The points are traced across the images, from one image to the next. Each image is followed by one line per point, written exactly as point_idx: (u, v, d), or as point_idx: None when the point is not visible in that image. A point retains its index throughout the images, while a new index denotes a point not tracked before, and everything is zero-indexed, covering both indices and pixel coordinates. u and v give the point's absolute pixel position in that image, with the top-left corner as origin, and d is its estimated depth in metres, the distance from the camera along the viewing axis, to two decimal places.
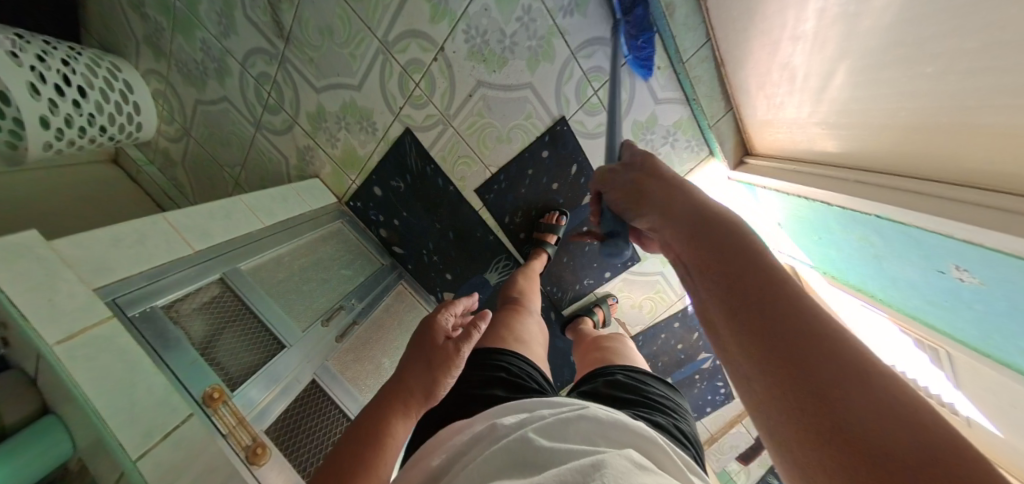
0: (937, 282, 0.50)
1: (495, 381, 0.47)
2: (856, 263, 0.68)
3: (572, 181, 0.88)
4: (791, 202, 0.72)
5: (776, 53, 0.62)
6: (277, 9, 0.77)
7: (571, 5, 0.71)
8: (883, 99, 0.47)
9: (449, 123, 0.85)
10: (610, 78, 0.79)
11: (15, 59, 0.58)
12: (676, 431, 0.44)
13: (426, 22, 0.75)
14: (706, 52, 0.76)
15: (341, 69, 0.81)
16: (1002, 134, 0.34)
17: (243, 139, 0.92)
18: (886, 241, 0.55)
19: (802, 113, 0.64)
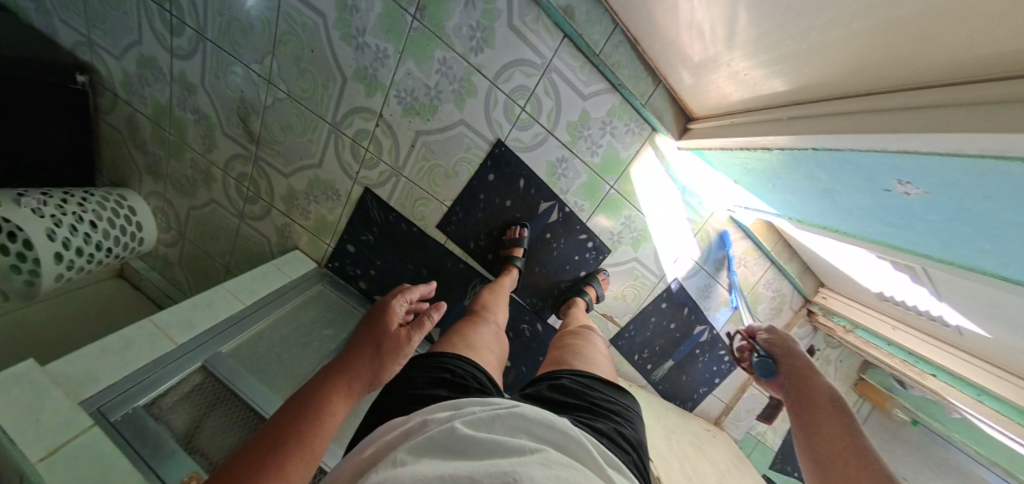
0: (888, 202, 0.49)
1: (438, 382, 0.46)
2: (808, 198, 0.66)
3: (524, 195, 0.92)
4: (741, 157, 0.73)
5: (679, 13, 0.65)
6: (247, 121, 0.93)
7: (479, 43, 0.82)
8: (795, 23, 0.47)
9: (401, 174, 0.94)
10: (534, 92, 0.86)
11: (37, 212, 0.72)
12: (616, 437, 0.44)
13: (363, 98, 0.88)
14: (618, 37, 0.81)
15: (303, 153, 0.94)
16: (908, 17, 0.33)
17: (229, 231, 1.04)
18: (832, 173, 0.55)
19: (727, 61, 0.66)
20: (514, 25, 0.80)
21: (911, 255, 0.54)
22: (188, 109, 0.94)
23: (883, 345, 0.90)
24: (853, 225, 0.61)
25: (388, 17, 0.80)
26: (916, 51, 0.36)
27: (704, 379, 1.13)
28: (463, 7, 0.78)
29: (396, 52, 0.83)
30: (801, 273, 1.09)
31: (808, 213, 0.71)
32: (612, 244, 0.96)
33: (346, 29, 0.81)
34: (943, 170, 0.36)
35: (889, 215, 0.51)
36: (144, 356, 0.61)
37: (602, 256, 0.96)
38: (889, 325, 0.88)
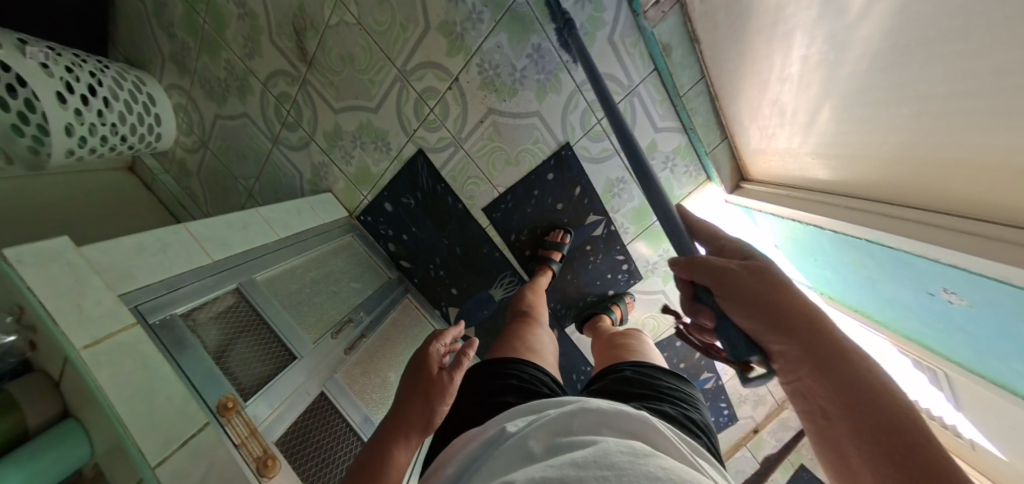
0: (931, 303, 0.53)
1: (507, 389, 0.52)
2: (850, 280, 0.72)
3: (576, 202, 0.93)
4: (788, 226, 0.77)
5: (766, 90, 0.70)
6: (302, 36, 0.82)
7: (578, 45, 0.79)
8: (869, 134, 0.53)
9: (461, 146, 0.90)
10: None
11: (47, 70, 0.61)
12: (686, 421, 0.50)
13: (443, 56, 0.81)
14: (701, 87, 0.84)
15: (360, 92, 0.86)
16: (974, 167, 0.40)
17: (259, 153, 0.95)
18: (879, 263, 0.58)
19: (793, 143, 0.72)
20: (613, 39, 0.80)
21: (950, 357, 0.60)
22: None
23: None
24: (889, 314, 0.68)
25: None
26: (981, 198, 0.42)
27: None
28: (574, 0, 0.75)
29: (491, 17, 0.76)
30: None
31: (842, 290, 0.78)
32: (645, 271, 1.01)
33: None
34: (993, 293, 0.40)
35: (933, 322, 0.57)
36: (178, 265, 0.57)
37: (634, 280, 1.02)
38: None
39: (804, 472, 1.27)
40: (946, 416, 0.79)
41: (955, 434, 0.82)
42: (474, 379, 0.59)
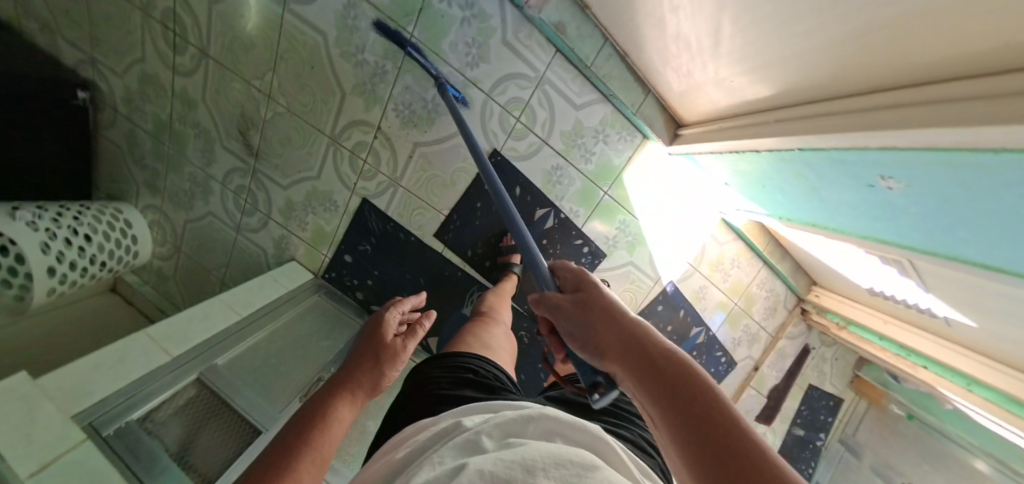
0: (872, 197, 0.50)
1: (465, 382, 0.49)
2: (798, 200, 0.69)
3: (520, 200, 0.93)
4: (729, 160, 0.75)
5: (665, 26, 0.68)
6: (246, 134, 0.94)
7: (475, 59, 0.85)
8: (772, 35, 0.49)
9: (398, 184, 0.95)
10: (528, 103, 0.89)
11: (33, 225, 0.72)
12: (641, 442, 0.51)
13: (363, 111, 0.90)
14: (608, 50, 0.84)
15: (302, 165, 0.95)
16: (882, 32, 0.35)
17: (226, 242, 1.04)
18: (817, 170, 0.55)
19: (711, 72, 0.68)
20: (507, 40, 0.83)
21: (890, 243, 0.56)
22: (189, 125, 0.95)
23: (877, 340, 0.98)
24: (840, 220, 0.63)
25: (388, 36, 0.82)
26: (905, 64, 0.37)
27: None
28: (461, 24, 0.81)
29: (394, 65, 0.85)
30: (793, 273, 1.11)
31: (798, 212, 0.72)
32: (607, 249, 0.99)
33: (344, 42, 0.83)
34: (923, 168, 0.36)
35: (873, 213, 0.53)
36: (136, 372, 0.58)
37: (597, 261, 0.99)
38: (883, 322, 0.94)
39: (813, 389, 1.24)
40: (919, 303, 0.74)
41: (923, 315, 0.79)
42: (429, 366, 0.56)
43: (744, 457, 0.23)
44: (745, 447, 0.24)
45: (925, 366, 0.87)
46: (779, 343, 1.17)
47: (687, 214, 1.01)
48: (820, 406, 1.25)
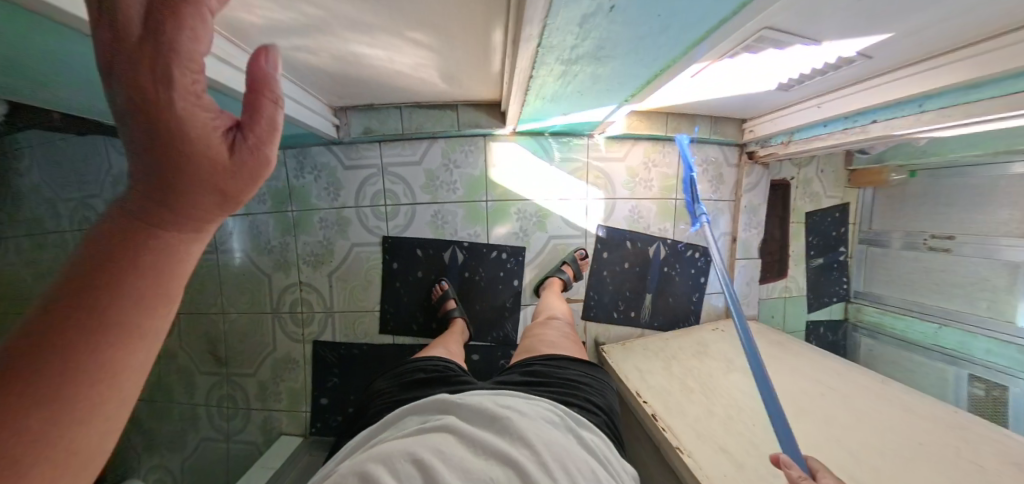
0: (643, 0, 0.38)
1: (413, 382, 0.66)
2: (616, 72, 0.59)
3: (426, 261, 1.02)
4: (539, 90, 0.67)
5: (369, 55, 0.63)
6: (216, 348, 1.06)
7: (332, 189, 1.04)
8: (425, 13, 0.48)
9: (331, 311, 1.03)
10: (387, 187, 1.02)
11: None
12: (585, 404, 0.61)
13: (285, 279, 1.05)
14: (406, 110, 0.93)
15: (260, 346, 1.05)
16: None
17: (223, 454, 1.06)
18: (583, 20, 0.42)
19: (445, 55, 0.63)
20: (348, 169, 1.03)
21: (679, 60, 0.56)
22: None
23: (825, 127, 0.91)
24: (665, 51, 0.52)
25: (279, 223, 1.06)
26: None
27: (689, 287, 1.12)
28: (314, 182, 1.04)
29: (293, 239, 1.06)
30: (714, 129, 1.10)
31: (627, 83, 0.65)
32: (524, 241, 1.02)
33: (257, 245, 1.07)
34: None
35: (634, 55, 0.53)
36: None
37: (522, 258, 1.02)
38: (815, 108, 0.88)
39: (813, 217, 1.49)
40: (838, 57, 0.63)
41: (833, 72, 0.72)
42: (401, 370, 0.73)
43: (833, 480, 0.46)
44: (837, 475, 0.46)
45: (874, 118, 0.79)
46: (743, 203, 1.18)
47: (564, 167, 1.02)
48: (829, 223, 1.52)
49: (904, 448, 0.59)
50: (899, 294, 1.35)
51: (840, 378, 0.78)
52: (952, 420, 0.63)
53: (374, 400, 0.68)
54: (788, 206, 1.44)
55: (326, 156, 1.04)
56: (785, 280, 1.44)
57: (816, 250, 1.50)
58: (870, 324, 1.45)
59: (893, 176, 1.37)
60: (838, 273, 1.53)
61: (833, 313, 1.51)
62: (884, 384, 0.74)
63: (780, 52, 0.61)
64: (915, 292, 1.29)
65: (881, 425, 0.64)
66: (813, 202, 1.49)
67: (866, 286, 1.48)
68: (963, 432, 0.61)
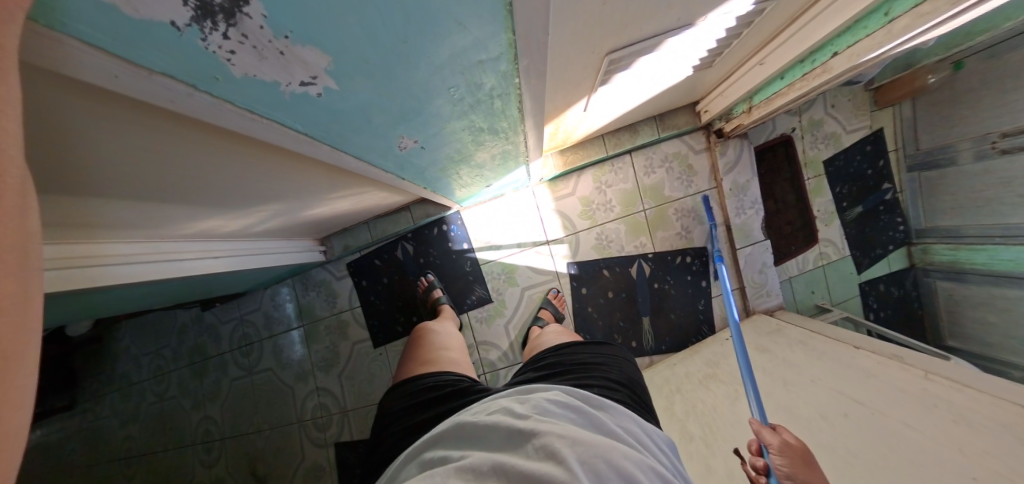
0: (408, 113, 0.37)
1: (431, 403, 0.54)
2: (491, 147, 0.59)
3: (386, 266, 1.18)
4: (429, 184, 0.69)
5: (274, 206, 0.71)
6: (256, 471, 1.26)
7: (329, 297, 1.23)
8: (290, 178, 0.57)
9: (346, 410, 1.20)
10: (375, 286, 1.19)
11: None
12: (612, 385, 0.51)
13: (305, 388, 1.24)
14: (377, 224, 1.16)
15: (293, 458, 1.23)
16: (193, 159, 0.39)
17: None
18: (377, 142, 0.43)
19: (342, 188, 0.72)
20: (340, 279, 1.22)
21: (523, 114, 0.51)
22: None
23: (782, 81, 0.72)
24: (497, 127, 0.51)
25: (298, 338, 1.26)
26: (224, 139, 0.37)
27: (689, 297, 1.05)
28: (317, 297, 1.24)
29: (306, 349, 1.25)
30: (663, 126, 1.02)
31: (504, 157, 0.67)
32: (498, 299, 1.11)
33: (282, 361, 1.27)
34: (355, 138, 0.40)
35: (492, 144, 0.57)
36: None
37: (499, 317, 1.10)
38: (759, 66, 0.71)
39: (834, 163, 1.27)
40: (716, 37, 0.55)
41: (747, 30, 0.56)
42: (410, 385, 0.60)
43: (791, 447, 0.50)
44: (802, 454, 0.49)
45: (834, 52, 0.58)
46: (725, 187, 1.03)
47: (516, 221, 1.08)
48: (856, 157, 1.28)
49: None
50: (973, 223, 1.08)
51: (862, 383, 0.69)
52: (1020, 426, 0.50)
53: (389, 424, 0.56)
54: (798, 163, 1.26)
55: (322, 273, 1.24)
56: (819, 247, 1.29)
57: (851, 199, 1.28)
58: (942, 265, 1.20)
59: (931, 80, 1.05)
60: (887, 217, 1.29)
61: (889, 263, 1.30)
62: (926, 379, 0.64)
63: (649, 57, 0.55)
64: (998, 215, 1.00)
65: (922, 452, 0.53)
66: (833, 145, 1.27)
67: (928, 221, 1.22)
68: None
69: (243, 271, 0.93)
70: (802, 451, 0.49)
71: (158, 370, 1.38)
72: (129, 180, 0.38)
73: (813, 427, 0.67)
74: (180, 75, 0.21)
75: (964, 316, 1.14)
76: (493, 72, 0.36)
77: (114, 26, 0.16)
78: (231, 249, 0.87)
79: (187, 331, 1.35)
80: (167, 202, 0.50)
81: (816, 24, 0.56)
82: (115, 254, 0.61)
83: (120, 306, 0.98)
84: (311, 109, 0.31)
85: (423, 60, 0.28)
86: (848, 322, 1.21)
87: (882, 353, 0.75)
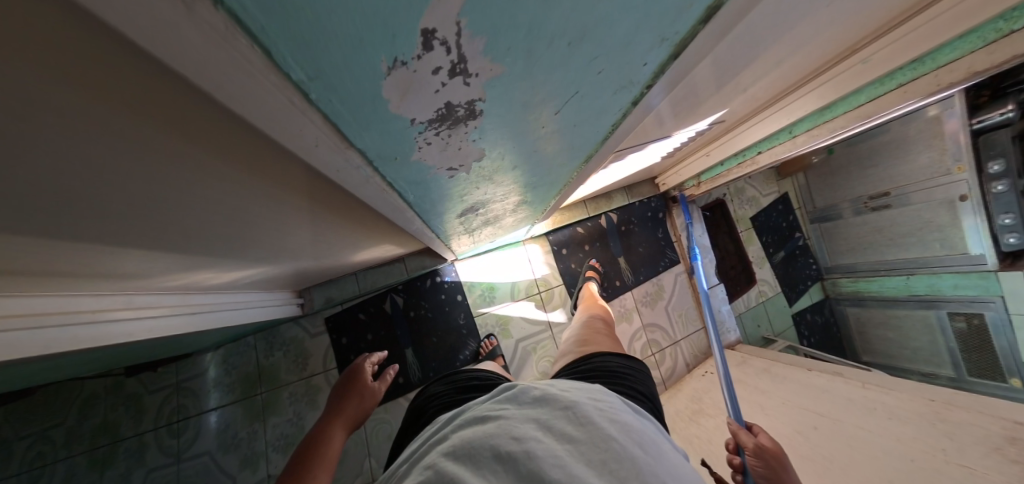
0: (491, 191, 0.46)
1: (469, 388, 0.63)
2: (522, 211, 0.70)
3: (371, 321, 1.16)
4: (457, 239, 0.78)
5: (272, 264, 0.71)
6: None
7: (301, 360, 1.16)
8: (319, 233, 0.59)
9: None
10: (362, 345, 1.15)
11: None
12: (638, 396, 0.55)
13: (252, 475, 1.10)
14: (366, 278, 1.16)
15: None
16: (266, 212, 0.41)
17: None
18: (445, 212, 0.50)
19: (351, 245, 0.76)
20: (315, 336, 1.17)
21: (563, 189, 0.65)
22: None
23: (722, 167, 0.99)
24: (536, 198, 0.62)
25: (251, 410, 1.14)
26: (316, 192, 0.41)
27: (651, 228, 1.28)
28: (285, 357, 1.16)
29: (260, 424, 1.13)
30: (631, 194, 1.28)
31: (525, 217, 0.79)
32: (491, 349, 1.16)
33: (225, 443, 1.12)
34: (436, 208, 0.46)
35: (521, 210, 0.68)
36: None
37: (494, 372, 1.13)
38: (705, 156, 0.97)
39: (758, 218, 1.58)
40: (684, 138, 0.74)
41: (709, 131, 0.76)
42: (454, 376, 0.68)
43: (766, 449, 0.58)
44: (776, 457, 0.57)
45: (759, 151, 0.86)
46: (683, 241, 1.29)
47: (510, 276, 1.20)
48: (773, 212, 1.60)
49: (900, 473, 0.63)
50: (862, 259, 1.38)
51: (825, 399, 0.84)
52: (932, 414, 0.70)
53: (429, 403, 0.62)
54: (731, 219, 1.54)
55: (293, 329, 1.17)
56: (758, 285, 1.53)
57: (775, 246, 1.57)
58: (849, 294, 1.48)
59: (814, 159, 1.38)
60: (804, 258, 1.59)
61: (810, 296, 1.58)
62: (864, 388, 0.82)
63: (646, 151, 0.72)
64: (878, 252, 1.29)
65: (873, 446, 0.69)
66: (754, 205, 1.59)
67: (832, 260, 1.52)
68: (944, 427, 0.66)
69: (214, 331, 0.86)
70: (774, 451, 0.57)
71: (38, 459, 1.09)
72: (160, 226, 0.36)
73: (795, 441, 0.79)
74: (371, 154, 0.24)
75: (873, 338, 1.39)
76: (567, 165, 0.47)
77: (374, 134, 0.21)
78: (207, 300, 0.79)
79: (94, 405, 1.13)
80: (173, 250, 0.46)
81: (751, 129, 0.81)
82: (78, 309, 0.53)
83: (40, 376, 0.81)
84: (432, 185, 0.36)
85: (537, 160, 0.38)
86: (790, 349, 1.40)
87: (828, 371, 0.93)
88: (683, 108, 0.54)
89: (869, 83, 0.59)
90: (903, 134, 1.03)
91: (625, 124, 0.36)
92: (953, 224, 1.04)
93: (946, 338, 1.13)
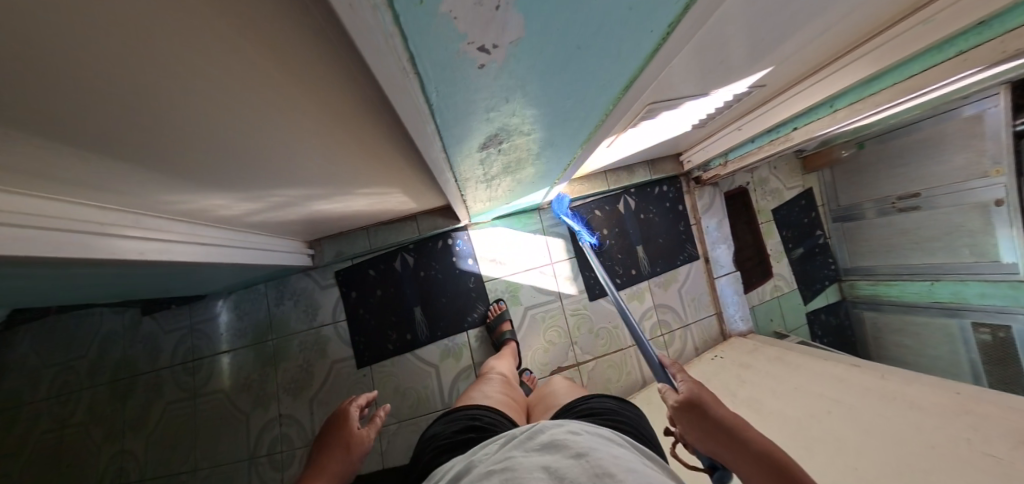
0: (518, 107, 0.41)
1: (465, 425, 0.61)
2: (545, 158, 0.67)
3: (381, 279, 1.16)
4: (474, 187, 0.76)
5: (293, 197, 0.71)
6: None
7: (310, 312, 1.17)
8: (343, 164, 0.58)
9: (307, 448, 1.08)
10: (372, 301, 1.15)
11: None
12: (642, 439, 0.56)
13: (264, 415, 1.12)
14: (376, 234, 1.14)
15: None
16: (297, 131, 0.40)
17: None
18: (465, 133, 0.46)
19: (371, 187, 0.76)
20: (325, 288, 1.17)
21: (591, 135, 0.61)
22: None
23: (752, 144, 0.96)
24: (562, 139, 0.59)
25: (261, 356, 1.15)
26: (349, 115, 0.39)
27: (670, 218, 1.26)
28: (295, 308, 1.17)
29: (271, 369, 1.15)
30: (653, 170, 1.24)
31: (547, 170, 0.77)
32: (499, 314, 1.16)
33: (236, 385, 1.14)
34: (456, 126, 0.42)
35: (545, 156, 0.66)
36: None
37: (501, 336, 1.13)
38: (736, 130, 0.95)
39: (778, 212, 1.54)
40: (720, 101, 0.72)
41: (745, 97, 0.74)
42: (450, 415, 0.67)
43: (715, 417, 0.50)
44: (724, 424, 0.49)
45: (794, 127, 0.83)
46: (703, 224, 1.26)
47: (522, 247, 1.18)
48: (795, 207, 1.56)
49: (918, 458, 0.61)
50: (884, 262, 1.33)
51: (842, 387, 0.82)
52: (957, 407, 0.67)
53: (422, 449, 0.62)
54: (752, 210, 1.52)
55: (304, 281, 1.18)
56: (773, 280, 1.51)
57: (794, 241, 1.54)
58: (866, 298, 1.43)
59: (844, 152, 1.33)
60: (822, 257, 1.55)
61: (827, 296, 1.55)
62: (883, 379, 0.79)
63: (681, 109, 0.69)
64: (902, 256, 1.25)
65: (890, 433, 0.67)
66: (776, 198, 1.55)
67: (852, 261, 1.47)
68: (969, 419, 0.63)
69: (227, 269, 0.87)
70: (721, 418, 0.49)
71: (65, 386, 1.14)
72: (185, 139, 0.35)
73: (806, 425, 0.78)
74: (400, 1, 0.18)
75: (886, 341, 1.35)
76: (604, 90, 0.42)
77: None
78: (218, 236, 0.79)
79: (113, 339, 1.17)
80: (202, 171, 0.45)
81: (790, 99, 0.77)
82: (99, 222, 0.53)
83: (61, 295, 0.83)
84: (460, 80, 0.30)
85: (580, 66, 0.33)
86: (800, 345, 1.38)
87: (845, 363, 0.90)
88: (719, 60, 0.48)
89: (918, 55, 0.56)
90: (943, 131, 0.99)
91: (687, 23, 0.31)
92: (985, 230, 0.99)
93: (967, 349, 1.07)
